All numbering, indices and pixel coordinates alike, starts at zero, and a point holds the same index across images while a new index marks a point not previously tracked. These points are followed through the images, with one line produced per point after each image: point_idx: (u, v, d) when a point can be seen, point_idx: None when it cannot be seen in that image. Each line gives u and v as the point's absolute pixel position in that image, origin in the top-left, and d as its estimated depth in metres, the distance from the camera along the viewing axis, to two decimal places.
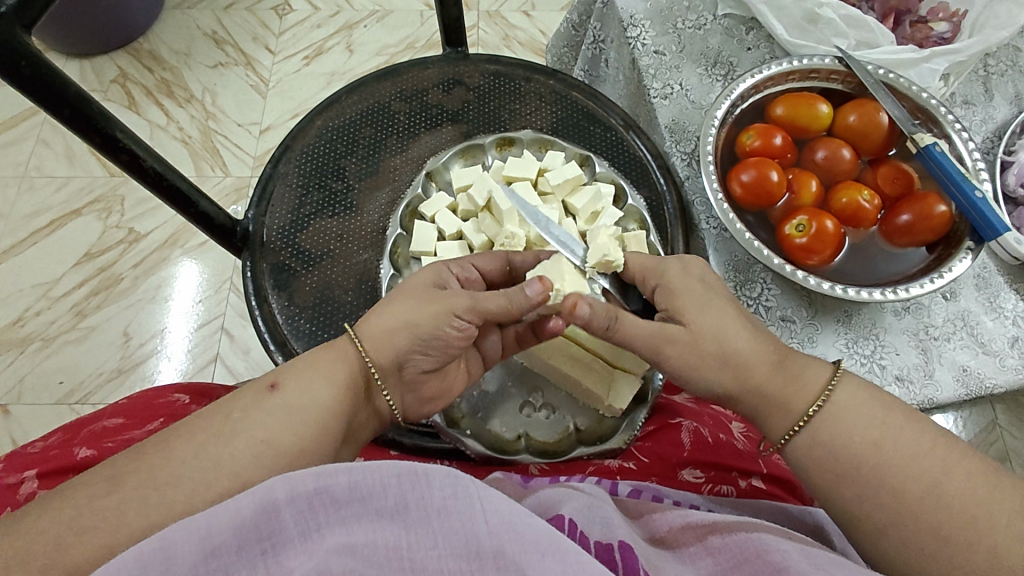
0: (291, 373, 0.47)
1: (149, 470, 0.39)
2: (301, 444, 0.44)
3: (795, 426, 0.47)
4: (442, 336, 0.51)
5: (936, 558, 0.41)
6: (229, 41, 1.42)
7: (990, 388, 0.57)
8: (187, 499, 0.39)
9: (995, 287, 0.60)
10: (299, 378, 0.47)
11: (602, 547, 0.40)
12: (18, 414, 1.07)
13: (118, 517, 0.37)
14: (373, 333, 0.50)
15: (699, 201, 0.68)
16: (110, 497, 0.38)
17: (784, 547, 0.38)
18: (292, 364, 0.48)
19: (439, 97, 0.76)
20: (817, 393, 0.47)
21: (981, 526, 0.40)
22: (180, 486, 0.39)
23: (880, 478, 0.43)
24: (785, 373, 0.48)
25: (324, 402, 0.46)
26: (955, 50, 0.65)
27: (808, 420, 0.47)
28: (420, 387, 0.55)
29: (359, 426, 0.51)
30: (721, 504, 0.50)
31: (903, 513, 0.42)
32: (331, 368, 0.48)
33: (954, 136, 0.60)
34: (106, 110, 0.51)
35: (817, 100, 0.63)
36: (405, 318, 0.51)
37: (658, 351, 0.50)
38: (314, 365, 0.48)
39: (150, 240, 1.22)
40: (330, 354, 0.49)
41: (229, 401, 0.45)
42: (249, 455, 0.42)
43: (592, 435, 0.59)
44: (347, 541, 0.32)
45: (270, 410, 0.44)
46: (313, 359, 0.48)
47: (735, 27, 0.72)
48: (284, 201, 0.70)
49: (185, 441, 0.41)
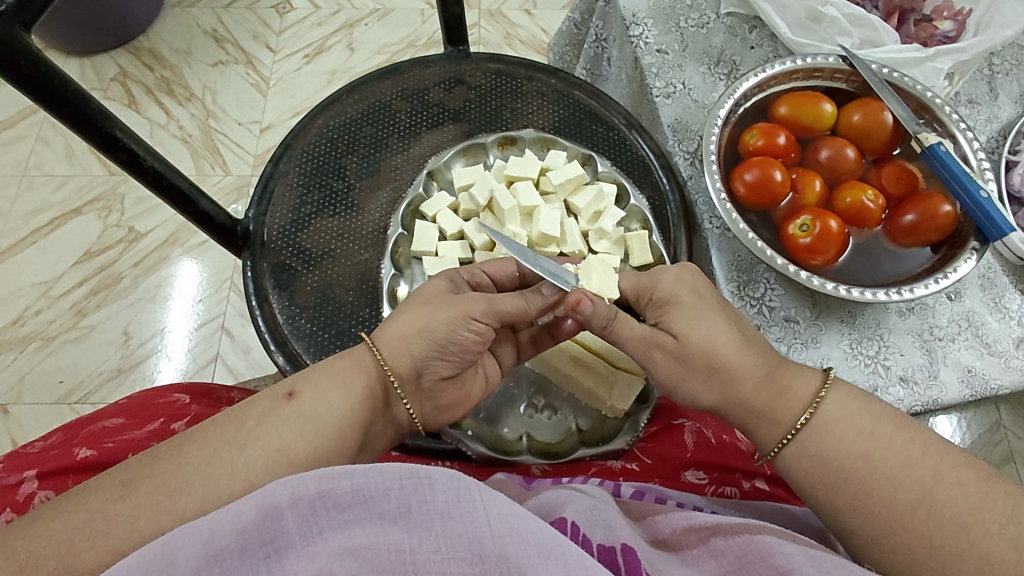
0: (307, 382, 0.47)
1: (162, 475, 0.39)
2: (314, 451, 0.43)
3: (783, 439, 0.47)
4: (459, 341, 0.51)
5: (930, 567, 0.40)
6: (230, 39, 1.41)
7: (994, 389, 0.57)
8: (199, 505, 0.38)
9: (1000, 287, 0.60)
10: (315, 386, 0.46)
11: (604, 551, 0.39)
12: (18, 413, 1.07)
13: (130, 523, 0.37)
14: (390, 343, 0.50)
15: (701, 201, 0.67)
16: (122, 503, 0.37)
17: (789, 550, 0.38)
18: (308, 372, 0.48)
19: (440, 95, 0.75)
20: (806, 404, 0.47)
21: (999, 529, 0.39)
22: (191, 492, 0.39)
23: (899, 484, 0.42)
24: (778, 386, 0.48)
25: (338, 412, 0.45)
26: (960, 49, 0.64)
27: (796, 433, 0.46)
28: (438, 395, 0.54)
29: (375, 436, 0.50)
30: (724, 506, 0.50)
31: (909, 521, 0.41)
32: (347, 378, 0.48)
33: (959, 135, 0.60)
34: (106, 109, 0.50)
35: (820, 99, 0.63)
36: (419, 324, 0.50)
37: (670, 351, 0.49)
38: (332, 373, 0.48)
39: (151, 239, 1.21)
40: (347, 363, 0.49)
41: (243, 408, 0.44)
42: (260, 461, 0.41)
43: (593, 437, 0.59)
44: (348, 544, 0.31)
45: (284, 417, 0.44)
46: (331, 368, 0.48)
47: (738, 25, 0.72)
48: (285, 200, 0.69)
49: (199, 446, 0.41)
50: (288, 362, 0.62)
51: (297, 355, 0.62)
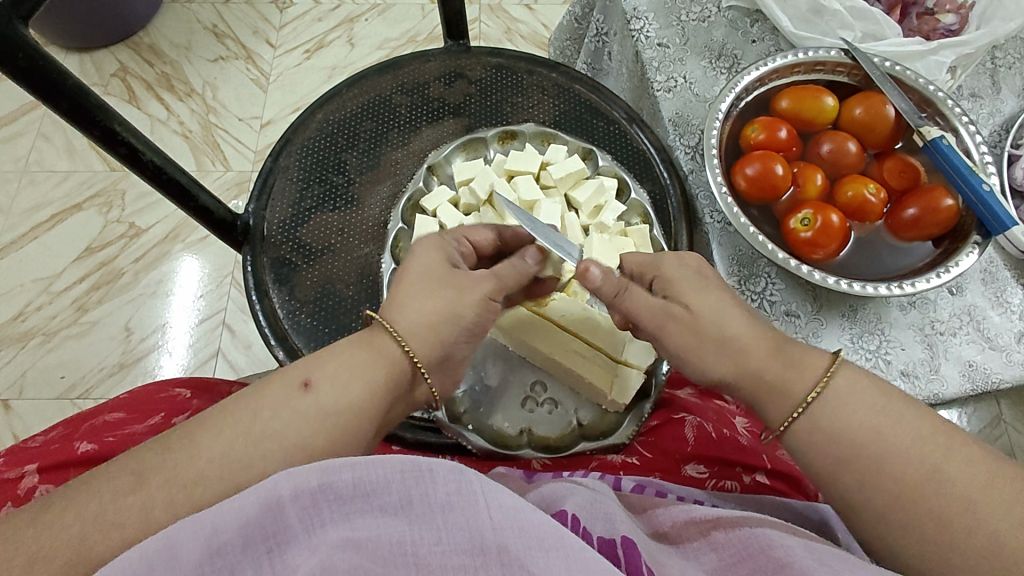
0: (324, 369, 0.44)
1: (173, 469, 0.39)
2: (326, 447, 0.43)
3: (793, 412, 0.44)
4: (476, 330, 0.51)
5: None
6: (229, 34, 1.41)
7: (996, 383, 0.57)
8: (209, 501, 0.38)
9: (1001, 281, 0.60)
10: (333, 377, 0.44)
11: (605, 543, 0.39)
12: (21, 409, 1.07)
13: (140, 518, 0.36)
14: None
15: (702, 195, 0.68)
16: (133, 497, 0.37)
17: (788, 543, 0.38)
18: (326, 358, 0.45)
19: (440, 90, 0.75)
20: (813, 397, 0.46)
21: None
22: (202, 487, 0.38)
23: None
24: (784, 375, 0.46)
25: (355, 406, 0.44)
26: (963, 42, 0.64)
27: (807, 407, 0.44)
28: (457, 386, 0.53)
29: (391, 420, 0.49)
30: (725, 500, 0.50)
31: None
32: (368, 368, 0.45)
33: (961, 129, 0.59)
34: (104, 102, 0.50)
35: (823, 93, 0.63)
36: None
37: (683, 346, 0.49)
38: (351, 365, 0.45)
39: (152, 234, 1.21)
40: (362, 354, 0.46)
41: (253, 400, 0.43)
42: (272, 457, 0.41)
43: (594, 431, 0.59)
44: (350, 536, 0.31)
45: (302, 415, 0.42)
46: (349, 357, 0.45)
47: (739, 19, 0.71)
48: (284, 195, 0.69)
49: (213, 437, 0.40)
50: (288, 356, 0.62)
51: (296, 349, 0.62)
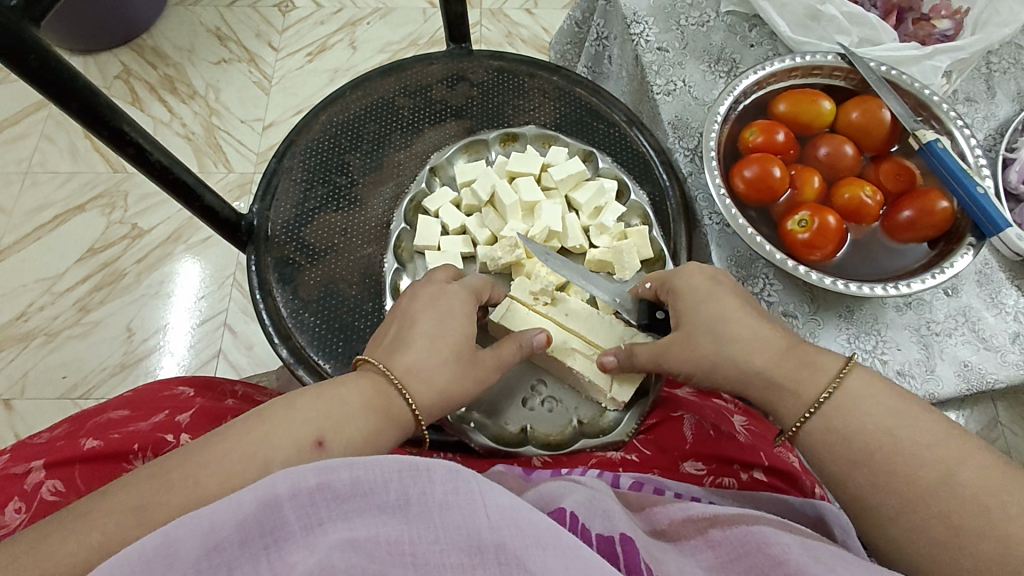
0: (338, 429, 0.43)
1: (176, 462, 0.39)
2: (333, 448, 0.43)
3: (806, 412, 0.45)
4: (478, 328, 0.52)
5: None
6: (232, 38, 1.42)
7: (991, 383, 0.58)
8: None
9: (996, 283, 0.61)
10: (347, 438, 0.43)
11: (603, 540, 0.40)
12: (22, 408, 1.08)
13: None
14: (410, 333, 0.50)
15: (701, 197, 0.69)
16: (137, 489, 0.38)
17: (784, 541, 0.38)
18: (341, 414, 0.44)
19: (442, 92, 0.76)
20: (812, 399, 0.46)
21: None
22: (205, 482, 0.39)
23: None
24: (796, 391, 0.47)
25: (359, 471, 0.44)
26: (957, 47, 0.65)
27: (819, 407, 0.45)
28: None
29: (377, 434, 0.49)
30: (722, 497, 0.51)
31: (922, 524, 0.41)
32: (377, 431, 0.45)
33: (956, 133, 0.60)
34: (114, 104, 0.51)
35: (819, 97, 0.64)
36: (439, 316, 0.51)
37: None
38: (365, 431, 0.45)
39: (154, 235, 1.22)
40: (375, 420, 0.46)
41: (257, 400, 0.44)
42: None
43: (593, 429, 0.60)
44: (349, 537, 0.32)
45: None
46: (362, 418, 0.45)
47: (738, 24, 0.72)
48: (289, 195, 0.70)
49: None
50: (292, 355, 0.63)
51: (299, 348, 0.63)
